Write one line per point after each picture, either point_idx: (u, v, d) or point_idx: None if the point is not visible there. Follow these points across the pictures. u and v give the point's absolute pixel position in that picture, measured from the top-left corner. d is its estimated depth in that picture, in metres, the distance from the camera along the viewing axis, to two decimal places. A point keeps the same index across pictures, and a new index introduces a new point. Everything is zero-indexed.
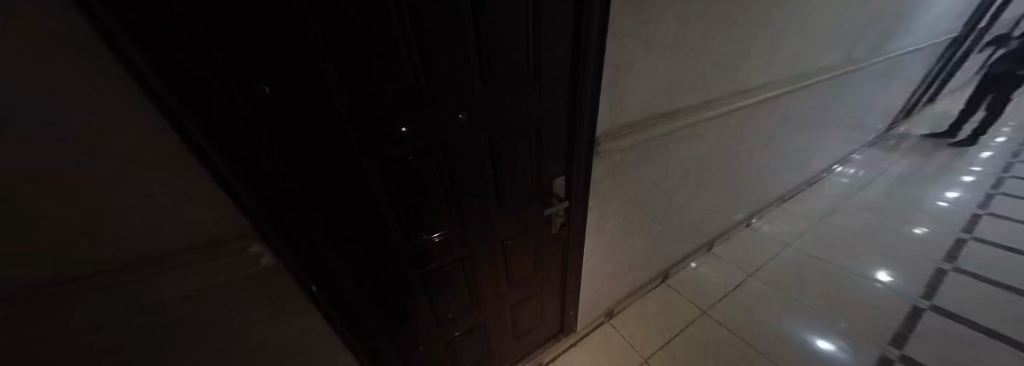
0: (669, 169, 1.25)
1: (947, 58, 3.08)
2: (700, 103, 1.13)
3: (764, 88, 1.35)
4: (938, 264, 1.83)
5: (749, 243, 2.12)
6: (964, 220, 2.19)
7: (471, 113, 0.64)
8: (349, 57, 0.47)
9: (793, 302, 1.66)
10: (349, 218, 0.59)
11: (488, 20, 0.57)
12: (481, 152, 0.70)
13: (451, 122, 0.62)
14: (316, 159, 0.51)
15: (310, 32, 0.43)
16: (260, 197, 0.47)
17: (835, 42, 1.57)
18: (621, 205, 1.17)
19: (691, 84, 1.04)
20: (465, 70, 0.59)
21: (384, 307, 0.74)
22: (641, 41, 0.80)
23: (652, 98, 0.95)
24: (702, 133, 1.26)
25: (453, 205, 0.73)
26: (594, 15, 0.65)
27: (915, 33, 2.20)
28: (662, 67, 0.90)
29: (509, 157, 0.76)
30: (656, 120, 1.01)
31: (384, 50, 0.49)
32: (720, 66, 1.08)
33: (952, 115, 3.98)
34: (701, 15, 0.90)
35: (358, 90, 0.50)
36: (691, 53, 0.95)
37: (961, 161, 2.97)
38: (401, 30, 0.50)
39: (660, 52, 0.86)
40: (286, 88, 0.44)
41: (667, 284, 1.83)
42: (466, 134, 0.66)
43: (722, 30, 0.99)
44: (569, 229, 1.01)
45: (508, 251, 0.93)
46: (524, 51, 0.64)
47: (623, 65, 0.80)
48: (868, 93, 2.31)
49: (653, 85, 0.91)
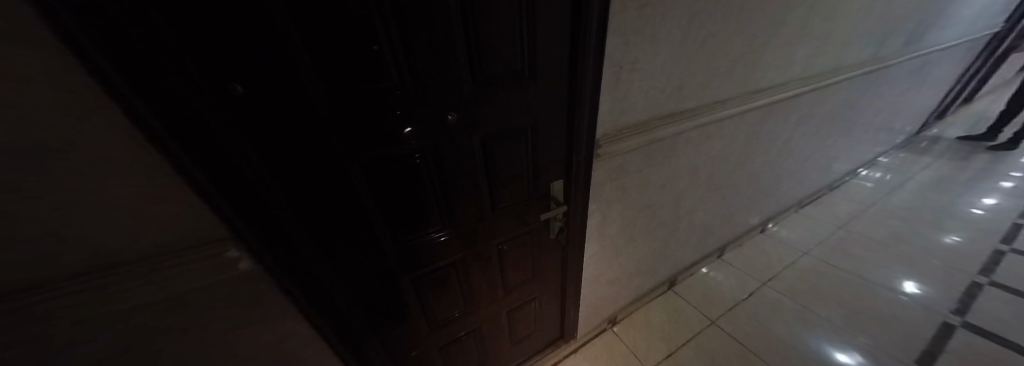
0: (677, 173, 1.20)
1: (987, 54, 2.87)
2: (711, 103, 1.07)
3: (781, 87, 1.28)
4: (973, 278, 1.70)
5: (763, 250, 2.03)
6: (1004, 230, 2.02)
7: (461, 114, 0.61)
8: (328, 56, 0.45)
9: (810, 313, 1.57)
10: (333, 221, 0.57)
11: (478, 16, 0.54)
12: (472, 154, 0.68)
13: (440, 123, 0.60)
14: (296, 160, 0.49)
15: (285, 29, 0.41)
16: (238, 200, 0.46)
17: (861, 38, 1.46)
18: (625, 209, 1.12)
19: (700, 83, 0.98)
20: (454, 70, 0.56)
21: (373, 311, 0.73)
22: (645, 38, 0.75)
23: (658, 98, 0.90)
24: (713, 135, 1.20)
25: (443, 209, 0.71)
26: (593, 10, 0.61)
27: (951, 28, 2.05)
28: (667, 66, 0.85)
29: (503, 159, 0.73)
30: (663, 122, 0.96)
31: (365, 48, 0.47)
32: (732, 64, 1.02)
33: (991, 116, 3.71)
34: (712, 11, 0.84)
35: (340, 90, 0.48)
36: (701, 51, 0.90)
37: (1002, 166, 2.75)
38: (381, 28, 0.47)
39: (665, 50, 0.81)
40: (263, 87, 0.43)
41: (674, 291, 1.76)
42: (456, 135, 0.63)
43: (736, 25, 0.93)
44: (568, 234, 0.98)
45: (503, 255, 0.90)
46: (517, 50, 0.61)
47: (625, 64, 0.75)
48: (897, 93, 2.17)
49: (657, 85, 0.86)
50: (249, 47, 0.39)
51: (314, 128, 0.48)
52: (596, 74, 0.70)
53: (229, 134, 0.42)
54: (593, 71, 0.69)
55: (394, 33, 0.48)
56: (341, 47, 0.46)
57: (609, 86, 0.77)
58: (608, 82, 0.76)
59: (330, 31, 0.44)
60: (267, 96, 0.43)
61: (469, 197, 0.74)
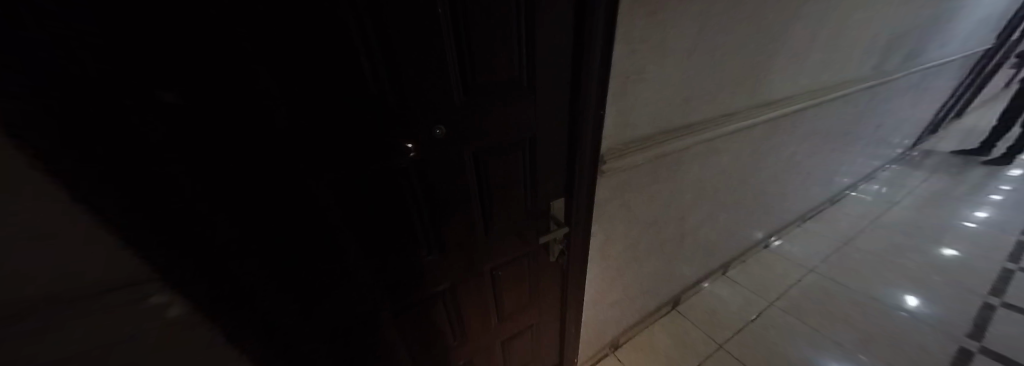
0: (683, 188, 1.13)
1: (979, 70, 2.90)
2: (719, 116, 1.01)
3: (788, 100, 1.23)
4: (985, 298, 1.64)
5: (768, 266, 1.96)
6: (1010, 247, 1.99)
7: (451, 129, 0.54)
8: (295, 64, 0.38)
9: (821, 336, 1.49)
10: (299, 251, 0.49)
11: (469, 19, 0.47)
12: (463, 172, 0.60)
13: (427, 139, 0.53)
14: (254, 185, 0.42)
15: (237, 32, 0.33)
16: (176, 233, 0.38)
17: (864, 52, 1.44)
18: (629, 227, 1.05)
19: (709, 95, 0.92)
20: (443, 80, 0.50)
21: (347, 347, 0.64)
22: (654, 48, 0.69)
23: (665, 110, 0.84)
24: (720, 150, 1.14)
25: (430, 232, 0.63)
26: (599, 16, 0.55)
27: (948, 44, 2.06)
28: (676, 78, 0.79)
29: (497, 177, 0.66)
30: (670, 136, 0.90)
31: (339, 55, 0.41)
32: (741, 76, 0.97)
33: (983, 131, 3.75)
34: (722, 20, 0.79)
35: (310, 104, 0.41)
36: (710, 62, 0.85)
37: (999, 180, 2.75)
38: (358, 32, 0.40)
39: (674, 60, 0.75)
40: (208, 101, 0.35)
41: (678, 311, 1.67)
42: (445, 152, 0.56)
43: (746, 35, 0.88)
44: (569, 258, 0.90)
45: (498, 282, 0.81)
46: (515, 59, 0.54)
47: (632, 74, 0.70)
48: (897, 107, 2.16)
49: (665, 97, 0.81)
50: (194, 53, 0.32)
51: (280, 148, 0.41)
52: (602, 86, 0.64)
53: (172, 157, 0.35)
54: (598, 82, 0.64)
55: (372, 38, 0.42)
56: (310, 54, 0.39)
57: (615, 99, 0.71)
58: (613, 95, 0.70)
59: (296, 36, 0.37)
60: (216, 113, 0.36)
61: (461, 220, 0.66)
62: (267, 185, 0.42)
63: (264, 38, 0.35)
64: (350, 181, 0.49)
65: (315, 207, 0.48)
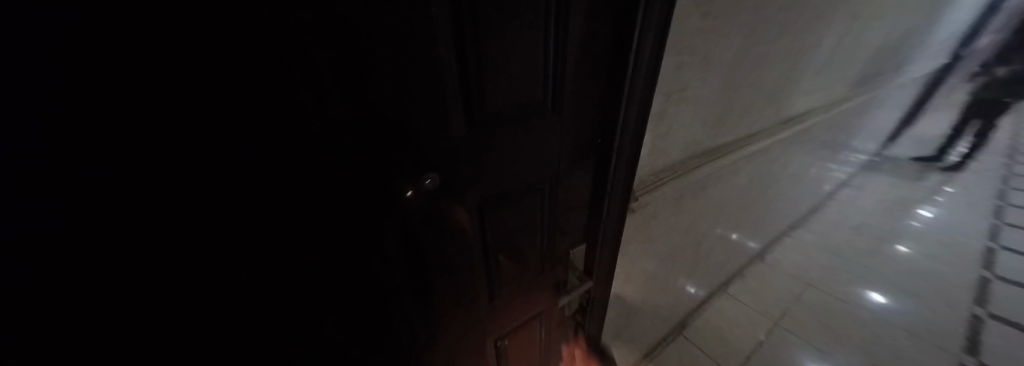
0: (703, 213, 1.02)
1: (935, 82, 3.11)
2: (746, 135, 0.91)
3: (804, 115, 1.16)
4: (972, 310, 1.73)
5: (767, 279, 1.93)
6: (979, 255, 2.11)
7: (453, 170, 0.42)
8: (201, 111, 0.24)
9: (831, 362, 1.49)
10: (253, 332, 0.38)
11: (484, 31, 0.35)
12: (467, 219, 0.48)
13: (424, 185, 0.40)
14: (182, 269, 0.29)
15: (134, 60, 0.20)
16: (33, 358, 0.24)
17: (864, 65, 1.42)
18: (649, 261, 0.92)
19: (740, 113, 0.81)
20: (447, 114, 0.38)
21: None
22: (700, 63, 0.56)
23: (700, 132, 0.71)
24: (739, 170, 1.05)
25: (424, 295, 0.50)
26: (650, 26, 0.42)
27: (920, 58, 2.14)
28: (714, 97, 0.67)
29: (509, 223, 0.54)
30: (701, 160, 0.78)
31: (274, 93, 0.26)
32: (770, 93, 0.87)
33: (937, 134, 4.03)
34: (770, 28, 0.67)
35: (270, 160, 0.29)
36: (749, 77, 0.73)
37: (956, 186, 2.96)
38: (299, 59, 0.26)
39: (716, 77, 0.63)
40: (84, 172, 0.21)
41: (685, 335, 1.61)
42: (447, 198, 0.44)
43: (784, 46, 0.77)
44: (585, 330, 0.78)
45: (501, 349, 0.68)
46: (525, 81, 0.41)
47: (675, 96, 0.56)
48: (874, 117, 2.23)
49: (701, 119, 0.69)
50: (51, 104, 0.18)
51: (211, 222, 0.28)
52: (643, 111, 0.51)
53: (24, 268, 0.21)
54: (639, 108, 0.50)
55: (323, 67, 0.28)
56: (232, 93, 0.24)
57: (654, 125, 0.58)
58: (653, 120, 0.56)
59: (190, 68, 0.22)
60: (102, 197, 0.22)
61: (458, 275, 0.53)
62: (201, 269, 0.30)
63: (143, 83, 0.20)
64: (320, 243, 0.37)
65: (274, 279, 0.36)
